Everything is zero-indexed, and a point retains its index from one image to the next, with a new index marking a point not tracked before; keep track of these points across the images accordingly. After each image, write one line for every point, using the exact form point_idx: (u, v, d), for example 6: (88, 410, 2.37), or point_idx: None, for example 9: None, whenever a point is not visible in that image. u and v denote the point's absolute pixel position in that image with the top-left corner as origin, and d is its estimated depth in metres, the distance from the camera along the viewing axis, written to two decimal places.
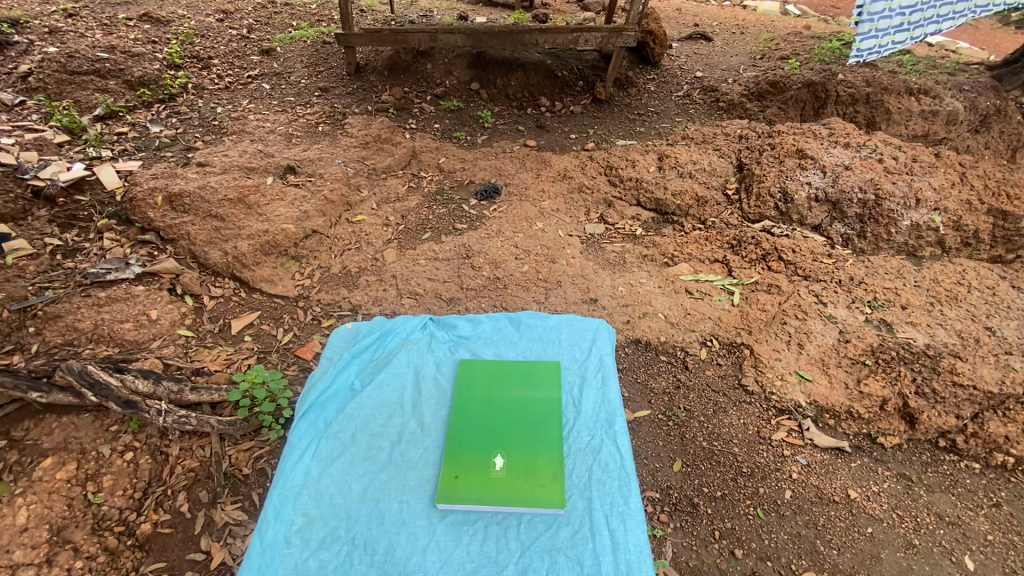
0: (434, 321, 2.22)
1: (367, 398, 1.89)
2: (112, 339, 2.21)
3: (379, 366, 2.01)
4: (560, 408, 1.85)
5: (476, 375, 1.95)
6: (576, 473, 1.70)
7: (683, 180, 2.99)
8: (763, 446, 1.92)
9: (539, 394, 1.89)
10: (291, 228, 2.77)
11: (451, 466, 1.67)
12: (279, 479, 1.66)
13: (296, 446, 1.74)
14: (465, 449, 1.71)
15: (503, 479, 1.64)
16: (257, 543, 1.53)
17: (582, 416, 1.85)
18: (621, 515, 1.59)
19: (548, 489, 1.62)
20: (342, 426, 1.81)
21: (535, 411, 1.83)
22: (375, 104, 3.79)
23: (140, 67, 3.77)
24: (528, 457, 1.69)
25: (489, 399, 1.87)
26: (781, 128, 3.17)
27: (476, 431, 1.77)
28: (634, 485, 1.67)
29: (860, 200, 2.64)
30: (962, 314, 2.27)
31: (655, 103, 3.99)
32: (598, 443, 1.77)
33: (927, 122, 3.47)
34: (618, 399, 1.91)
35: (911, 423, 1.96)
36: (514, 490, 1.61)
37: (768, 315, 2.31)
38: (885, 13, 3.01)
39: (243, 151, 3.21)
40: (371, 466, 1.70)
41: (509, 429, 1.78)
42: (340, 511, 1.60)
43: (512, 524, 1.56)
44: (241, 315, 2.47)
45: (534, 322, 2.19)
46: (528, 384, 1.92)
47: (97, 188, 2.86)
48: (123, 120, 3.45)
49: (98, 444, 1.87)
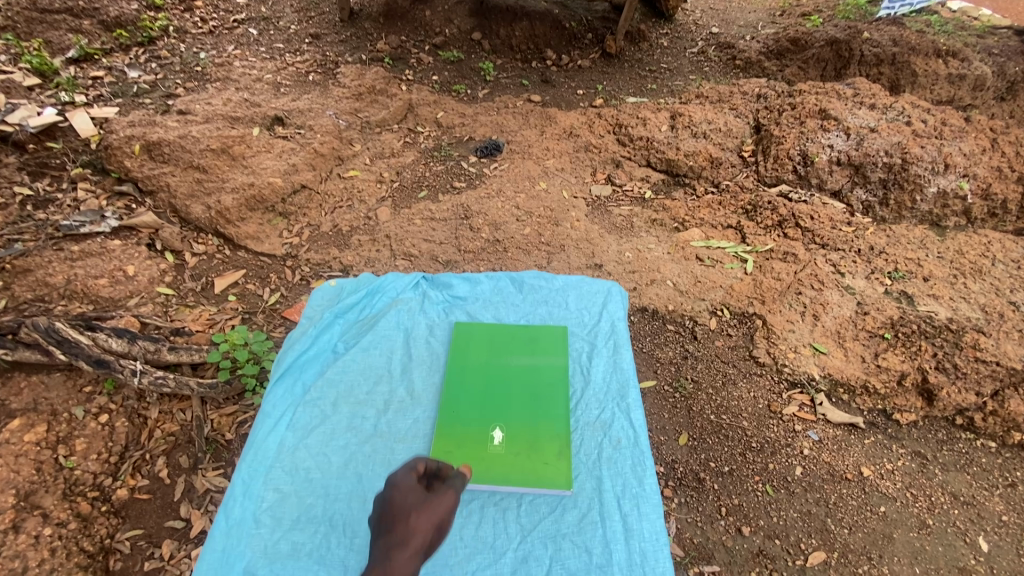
0: (427, 279, 2.08)
1: (350, 362, 1.78)
2: (86, 296, 2.08)
3: (365, 327, 1.89)
4: (564, 375, 1.73)
5: (471, 338, 1.83)
6: (584, 451, 1.60)
7: (696, 141, 2.81)
8: (773, 421, 1.83)
9: (541, 360, 1.77)
10: (278, 182, 2.60)
11: (443, 438, 1.57)
12: (251, 450, 1.56)
13: (268, 414, 1.63)
14: (459, 420, 1.61)
15: (501, 454, 1.54)
16: (222, 520, 1.44)
17: (591, 386, 1.75)
18: (635, 499, 1.50)
19: (553, 466, 1.52)
20: (323, 393, 1.70)
21: (537, 378, 1.72)
22: (369, 53, 3.55)
23: (117, 7, 3.50)
24: (528, 429, 1.59)
25: (485, 365, 1.75)
26: (803, 86, 2.97)
27: (471, 400, 1.66)
28: (648, 464, 1.57)
29: (885, 164, 2.47)
30: (986, 288, 2.15)
31: (668, 59, 3.76)
32: (609, 418, 1.67)
33: (953, 87, 3.30)
34: (631, 368, 1.81)
35: (929, 399, 1.87)
36: (512, 467, 1.51)
37: (782, 285, 2.19)
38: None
39: (227, 99, 3.01)
40: (354, 439, 1.60)
41: (507, 397, 1.67)
42: (318, 488, 1.51)
43: (512, 506, 1.48)
44: (225, 273, 2.33)
45: (538, 284, 2.05)
46: (530, 349, 1.80)
47: (71, 135, 2.67)
48: (99, 64, 3.23)
49: (70, 405, 1.76)
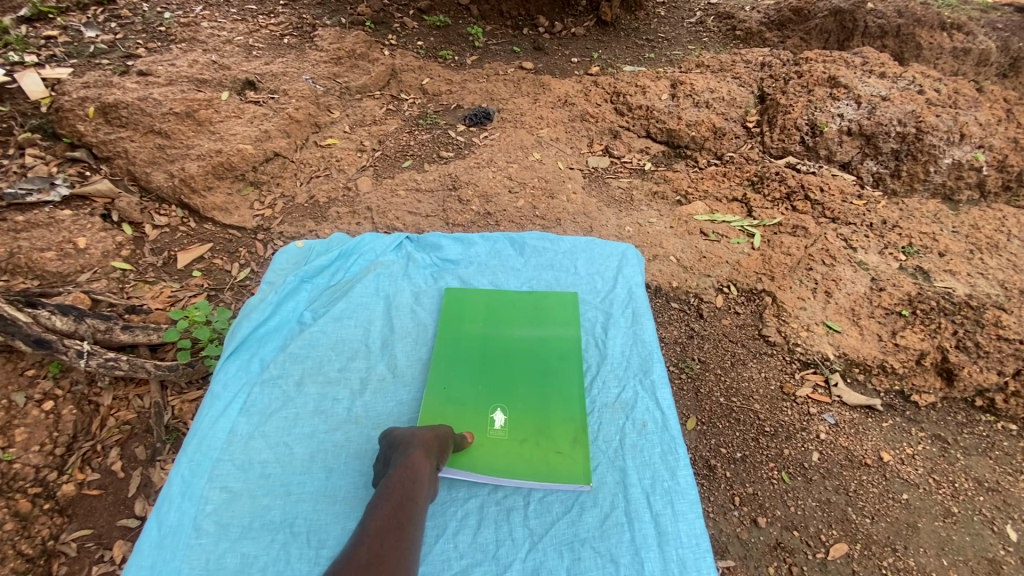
0: (411, 240, 1.91)
1: (320, 335, 1.62)
2: (30, 270, 1.86)
3: (338, 294, 1.73)
4: (576, 350, 1.60)
5: (467, 309, 1.70)
6: (604, 437, 1.46)
7: (698, 110, 2.66)
8: (787, 404, 1.70)
9: (543, 333, 1.64)
10: (248, 149, 2.38)
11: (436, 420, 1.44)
12: (193, 439, 1.39)
13: (219, 396, 1.47)
14: (457, 400, 1.48)
15: (504, 440, 1.42)
16: (154, 526, 1.26)
17: (608, 361, 1.61)
18: (667, 494, 1.35)
19: (565, 457, 1.39)
20: (284, 370, 1.54)
21: (542, 353, 1.59)
22: (349, 16, 3.31)
23: None
24: (533, 413, 1.47)
25: (482, 340, 1.62)
26: (809, 55, 2.83)
27: (469, 378, 1.53)
28: (680, 453, 1.43)
29: (898, 134, 2.34)
30: (1004, 264, 2.04)
31: (666, 29, 3.58)
32: (631, 398, 1.53)
33: (957, 61, 3.19)
34: (654, 339, 1.66)
35: (948, 379, 1.76)
36: (517, 457, 1.39)
37: (792, 260, 2.06)
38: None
39: (193, 61, 2.76)
40: (322, 426, 1.45)
41: (509, 376, 1.54)
42: (276, 485, 1.35)
43: (517, 507, 1.34)
44: (189, 247, 2.12)
45: (542, 246, 1.90)
46: (534, 321, 1.67)
47: (18, 97, 2.42)
48: (53, 23, 2.96)
49: (9, 391, 1.56)
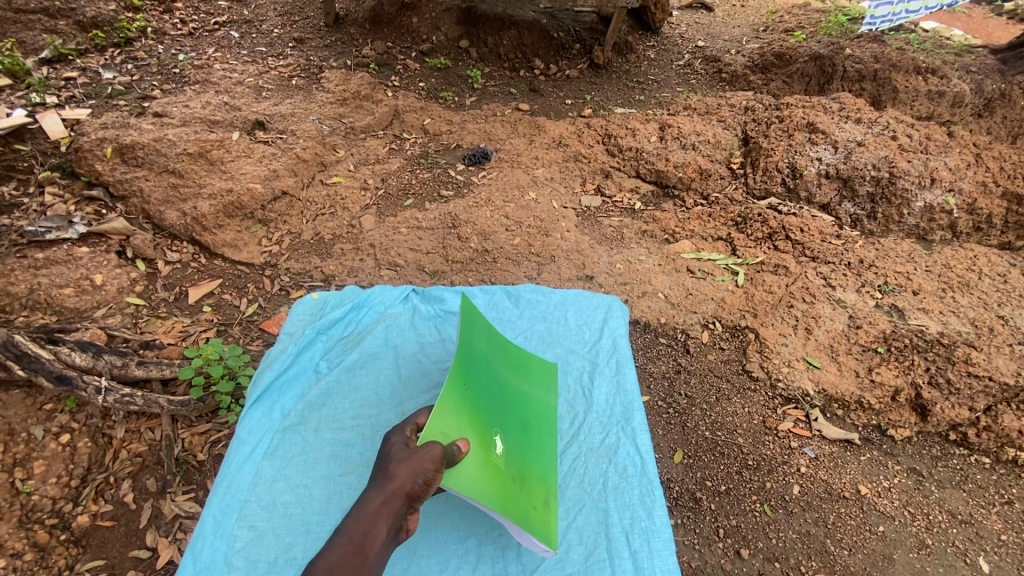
0: (418, 292, 2.01)
1: (335, 384, 1.72)
2: (49, 307, 1.96)
3: (351, 344, 1.83)
4: (551, 415, 1.65)
5: (483, 326, 1.59)
6: (588, 479, 1.57)
7: (686, 152, 2.81)
8: (769, 438, 1.79)
9: (536, 392, 1.67)
10: (257, 188, 2.50)
11: (443, 421, 1.30)
12: (222, 481, 1.47)
13: (244, 441, 1.55)
14: (463, 412, 1.36)
15: (494, 472, 1.33)
16: (189, 562, 1.35)
17: (594, 409, 1.73)
18: (644, 532, 1.45)
19: (539, 515, 1.36)
20: (303, 418, 1.64)
21: (528, 403, 1.63)
22: (355, 58, 3.49)
23: (93, 7, 3.41)
24: (516, 461, 1.43)
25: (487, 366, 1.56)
26: (790, 100, 3.00)
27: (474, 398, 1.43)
28: (657, 494, 1.53)
29: (873, 178, 2.48)
30: (975, 302, 2.15)
31: (655, 71, 3.77)
32: (613, 443, 1.65)
33: (933, 103, 3.35)
34: (635, 389, 1.79)
35: (923, 414, 1.85)
36: (505, 496, 1.30)
37: (773, 298, 2.17)
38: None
39: (206, 103, 2.91)
40: (338, 469, 1.55)
41: (501, 413, 1.50)
42: (298, 524, 1.44)
43: (512, 544, 1.43)
44: (200, 283, 2.22)
45: (536, 298, 2.03)
46: (523, 373, 1.69)
47: (39, 137, 2.55)
48: (73, 64, 3.12)
49: (28, 425, 1.64)
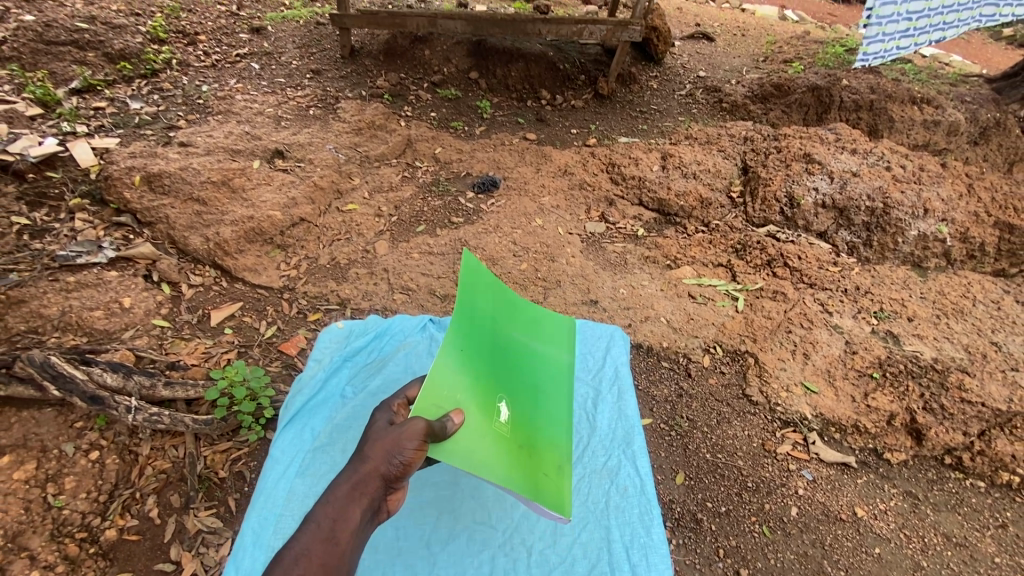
0: (434, 321, 2.11)
1: (360, 408, 1.82)
2: (80, 328, 2.05)
3: (374, 371, 1.93)
4: (556, 377, 1.63)
5: (483, 289, 1.53)
6: (592, 498, 1.64)
7: (687, 181, 2.92)
8: (768, 460, 1.85)
9: (541, 356, 1.64)
10: (277, 216, 2.63)
11: (439, 392, 1.24)
12: (259, 496, 1.56)
13: (279, 460, 1.65)
14: (464, 380, 1.31)
15: (502, 440, 1.28)
16: (234, 569, 1.43)
17: (597, 434, 1.80)
18: (643, 548, 1.52)
19: (550, 483, 1.31)
20: (331, 439, 1.74)
21: (535, 370, 1.60)
22: (369, 89, 3.65)
23: (121, 40, 3.60)
24: (523, 428, 1.39)
25: (491, 331, 1.50)
26: (787, 131, 3.12)
27: (477, 364, 1.37)
28: (655, 513, 1.60)
29: (868, 208, 2.59)
30: (968, 328, 2.22)
31: (658, 101, 3.91)
32: (615, 465, 1.72)
33: (929, 132, 3.45)
34: (635, 415, 1.86)
35: (918, 439, 1.90)
36: (513, 464, 1.25)
37: (772, 324, 2.24)
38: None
39: (228, 132, 3.06)
40: None
41: (507, 380, 1.45)
42: None
43: (522, 557, 1.51)
44: (221, 306, 2.33)
45: None
46: (529, 337, 1.66)
47: (70, 165, 2.68)
48: (102, 95, 3.28)
49: (60, 442, 1.73)
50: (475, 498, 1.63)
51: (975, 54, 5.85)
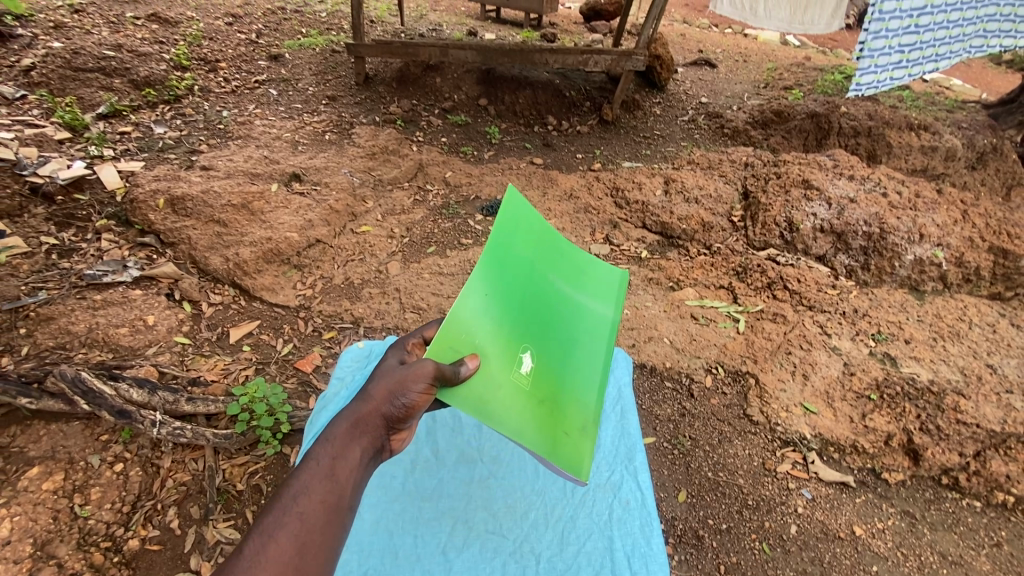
0: None
1: None
2: (105, 344, 2.14)
3: None
4: (599, 332, 1.46)
5: (520, 229, 1.36)
6: (596, 511, 1.70)
7: (689, 206, 3.02)
8: (768, 478, 1.90)
9: (579, 307, 1.47)
10: (295, 237, 2.74)
11: (458, 333, 1.15)
12: None
13: None
14: (488, 325, 1.20)
15: (522, 390, 1.18)
16: None
17: (601, 449, 1.86)
18: (644, 557, 1.57)
19: (569, 440, 1.21)
20: None
21: (572, 321, 1.42)
22: (383, 115, 3.79)
23: (146, 67, 3.78)
24: (549, 380, 1.27)
25: (526, 275, 1.35)
26: (787, 157, 3.24)
27: (504, 308, 1.24)
28: (656, 525, 1.66)
29: (865, 233, 2.68)
30: (964, 350, 2.28)
31: (661, 126, 4.04)
32: (619, 479, 1.78)
33: (926, 157, 3.52)
34: (638, 431, 1.92)
35: (915, 459, 1.95)
36: (529, 416, 1.15)
37: (772, 345, 2.30)
38: (895, 13, 2.97)
39: (248, 156, 3.19)
40: (384, 496, 1.71)
41: (539, 328, 1.32)
42: (352, 542, 1.58)
43: (531, 566, 1.57)
44: (240, 324, 2.42)
45: None
46: (571, 286, 1.49)
47: (97, 187, 2.81)
48: (127, 119, 3.42)
49: (87, 454, 1.81)
50: (486, 508, 1.70)
51: (974, 79, 5.98)
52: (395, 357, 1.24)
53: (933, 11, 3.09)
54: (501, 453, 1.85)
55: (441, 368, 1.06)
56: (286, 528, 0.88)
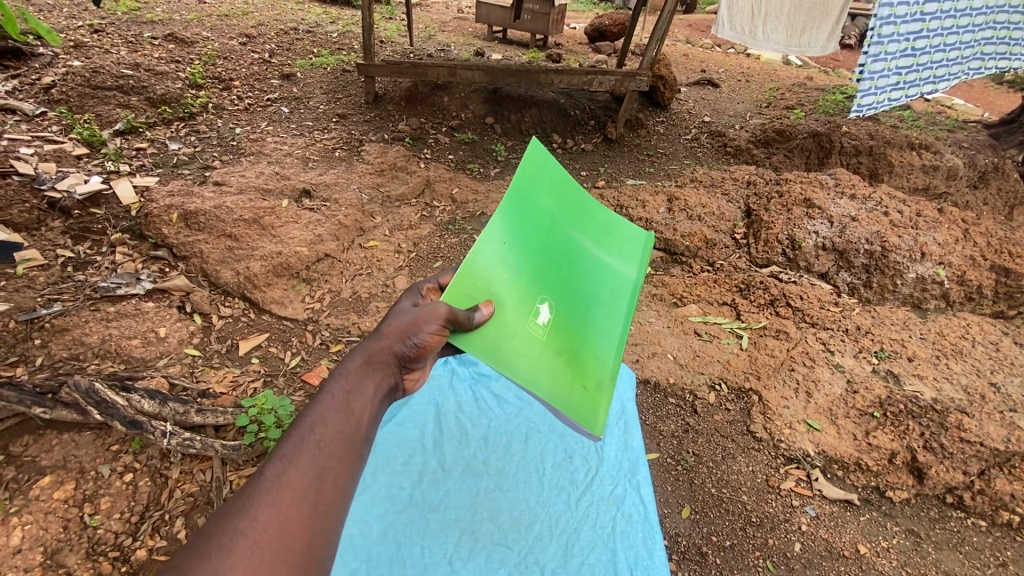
0: (455, 356, 2.24)
1: (388, 434, 1.92)
2: (118, 356, 2.17)
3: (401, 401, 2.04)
4: (630, 291, 1.29)
5: (546, 174, 1.21)
6: (599, 524, 1.72)
7: (692, 223, 3.06)
8: (772, 496, 1.90)
9: (607, 261, 1.30)
10: (304, 251, 2.80)
11: (472, 277, 1.04)
12: None
13: None
14: (504, 271, 1.08)
15: (541, 343, 1.05)
16: None
17: (604, 464, 1.89)
18: (646, 569, 1.59)
19: (591, 399, 1.07)
20: None
21: (599, 275, 1.25)
22: (392, 132, 3.88)
23: (163, 86, 3.88)
24: (574, 335, 1.13)
25: (552, 223, 1.20)
26: (789, 176, 3.29)
27: (523, 255, 1.11)
28: (658, 538, 1.68)
29: (867, 251, 2.71)
30: (968, 368, 2.29)
31: (664, 145, 4.11)
32: (622, 493, 1.80)
33: (928, 176, 3.55)
34: (641, 447, 1.95)
35: (919, 477, 1.94)
36: (549, 368, 1.03)
37: (775, 361, 2.32)
38: (894, 37, 3.04)
39: (260, 172, 3.26)
40: (392, 507, 1.72)
41: (564, 279, 1.16)
42: (361, 551, 1.59)
43: None
44: (249, 337, 2.46)
45: None
46: (602, 240, 1.33)
47: (113, 202, 2.88)
48: (143, 135, 3.51)
49: (97, 464, 1.84)
50: (492, 520, 1.71)
51: (976, 99, 6.04)
52: (409, 301, 1.18)
53: (930, 34, 3.15)
54: (506, 466, 1.87)
55: (452, 311, 0.98)
56: (304, 456, 0.82)
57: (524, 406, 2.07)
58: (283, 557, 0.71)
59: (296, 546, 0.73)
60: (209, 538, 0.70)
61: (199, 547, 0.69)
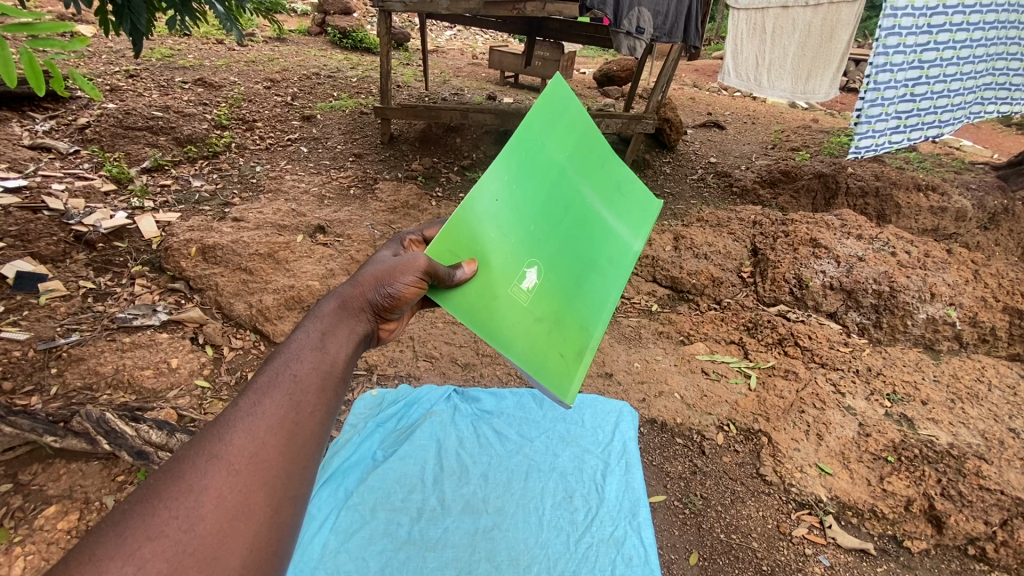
0: (457, 392, 2.24)
1: (389, 470, 1.91)
2: (130, 386, 2.21)
3: (402, 437, 2.04)
4: (633, 259, 1.22)
5: (561, 119, 1.11)
6: (599, 566, 1.69)
7: (699, 261, 3.09)
8: (783, 543, 1.84)
9: (614, 223, 1.22)
10: (316, 285, 2.85)
11: (461, 232, 1.00)
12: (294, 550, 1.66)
13: (315, 515, 1.75)
14: (498, 226, 1.03)
15: (523, 304, 1.03)
16: None
17: (605, 504, 1.86)
18: None
19: (568, 364, 1.05)
20: (362, 498, 1.83)
21: (602, 237, 1.18)
22: (406, 172, 4.02)
23: (190, 126, 4.08)
24: (564, 298, 1.09)
25: (560, 176, 1.11)
26: (794, 217, 3.34)
27: (520, 210, 1.05)
28: None
29: (874, 291, 2.71)
30: (985, 414, 2.23)
31: (671, 184, 4.20)
32: (621, 535, 1.76)
33: (936, 217, 3.56)
34: (642, 487, 1.92)
35: (938, 527, 1.87)
36: (527, 330, 1.02)
37: (785, 403, 2.28)
38: (889, 84, 3.12)
39: (277, 210, 3.38)
40: (390, 544, 1.70)
41: (562, 240, 1.10)
42: None
43: None
44: (258, 369, 2.48)
45: None
46: (613, 200, 1.24)
47: (136, 236, 2.99)
48: (168, 173, 3.67)
49: (102, 494, 1.84)
50: (490, 560, 1.68)
51: (984, 141, 6.10)
52: (392, 250, 1.20)
53: (930, 80, 3.22)
54: (506, 504, 1.85)
55: (433, 265, 0.97)
56: (278, 388, 0.79)
57: (525, 443, 2.06)
58: (259, 482, 0.69)
59: (270, 472, 0.71)
60: (176, 467, 0.68)
61: (168, 477, 0.66)
